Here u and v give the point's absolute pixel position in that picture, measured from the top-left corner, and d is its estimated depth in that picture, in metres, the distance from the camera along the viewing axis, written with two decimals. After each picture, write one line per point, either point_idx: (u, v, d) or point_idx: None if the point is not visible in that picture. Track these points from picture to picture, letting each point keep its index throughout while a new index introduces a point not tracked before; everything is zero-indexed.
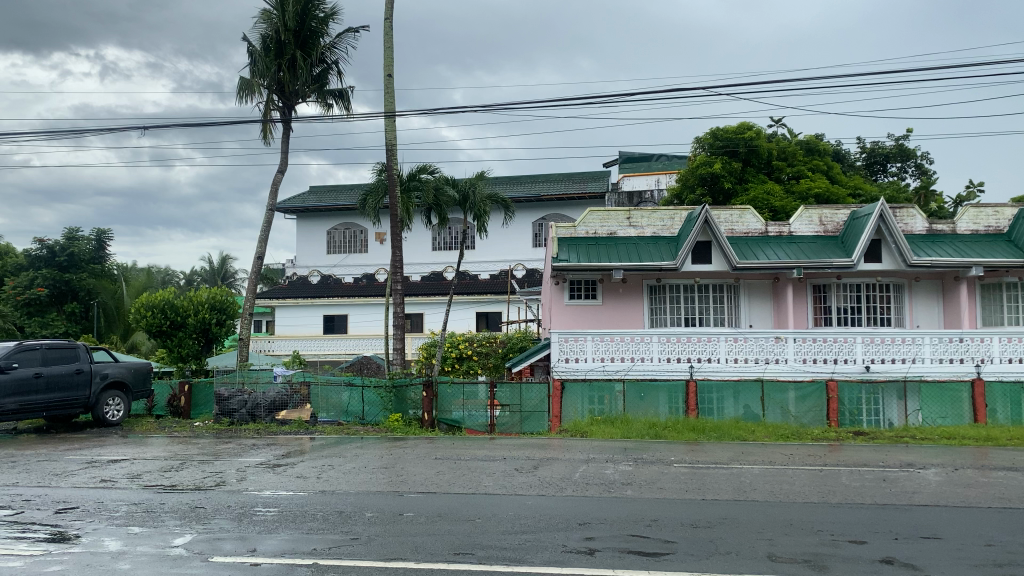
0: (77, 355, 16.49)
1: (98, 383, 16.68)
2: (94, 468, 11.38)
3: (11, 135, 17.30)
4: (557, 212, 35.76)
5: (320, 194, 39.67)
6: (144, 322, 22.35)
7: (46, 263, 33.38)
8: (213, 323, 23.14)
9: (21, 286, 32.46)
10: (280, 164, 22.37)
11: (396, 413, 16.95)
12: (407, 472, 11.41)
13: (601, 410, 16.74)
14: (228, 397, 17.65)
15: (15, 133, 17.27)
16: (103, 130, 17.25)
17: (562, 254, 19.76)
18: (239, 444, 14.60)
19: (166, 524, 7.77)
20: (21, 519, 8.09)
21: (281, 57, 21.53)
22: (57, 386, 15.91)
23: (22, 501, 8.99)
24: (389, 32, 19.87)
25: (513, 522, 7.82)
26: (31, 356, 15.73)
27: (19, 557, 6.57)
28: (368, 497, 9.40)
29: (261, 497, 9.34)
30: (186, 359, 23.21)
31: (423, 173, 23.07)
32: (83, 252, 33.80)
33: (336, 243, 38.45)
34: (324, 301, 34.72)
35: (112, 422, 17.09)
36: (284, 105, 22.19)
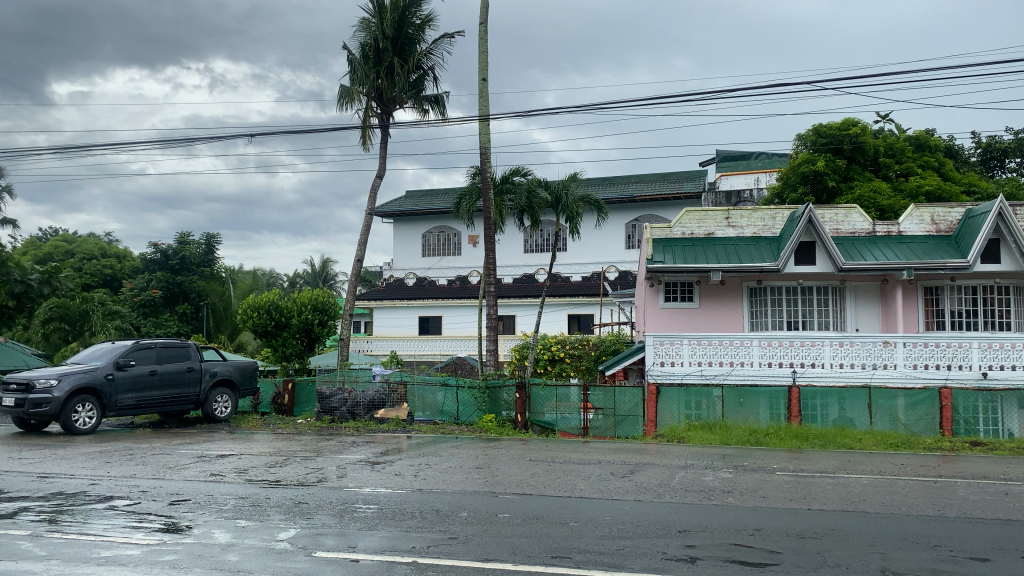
0: (189, 354, 17.26)
1: (208, 380, 17.42)
2: (203, 462, 11.86)
3: (128, 146, 18.27)
4: (651, 213, 35.28)
5: (415, 198, 40.32)
6: (251, 322, 23.30)
7: (161, 266, 35.23)
8: (315, 324, 23.78)
9: (138, 288, 34.38)
10: (378, 170, 22.81)
11: (489, 414, 17.08)
12: (503, 473, 11.41)
13: (698, 415, 16.40)
14: (329, 395, 18.10)
15: (129, 144, 18.22)
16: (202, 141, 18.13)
17: (657, 255, 19.39)
18: (340, 442, 14.97)
19: (273, 518, 7.98)
20: (137, 509, 8.48)
21: (380, 64, 21.99)
22: (170, 384, 16.69)
23: (139, 492, 9.43)
24: (484, 36, 20.04)
25: (611, 528, 7.70)
26: (146, 355, 16.51)
27: (138, 546, 6.88)
28: (464, 497, 9.45)
29: (361, 495, 9.51)
30: (289, 358, 23.96)
31: (516, 175, 23.12)
32: (193, 255, 35.52)
33: (432, 246, 38.99)
34: (419, 303, 35.32)
35: (221, 418, 17.76)
36: (382, 112, 22.61)
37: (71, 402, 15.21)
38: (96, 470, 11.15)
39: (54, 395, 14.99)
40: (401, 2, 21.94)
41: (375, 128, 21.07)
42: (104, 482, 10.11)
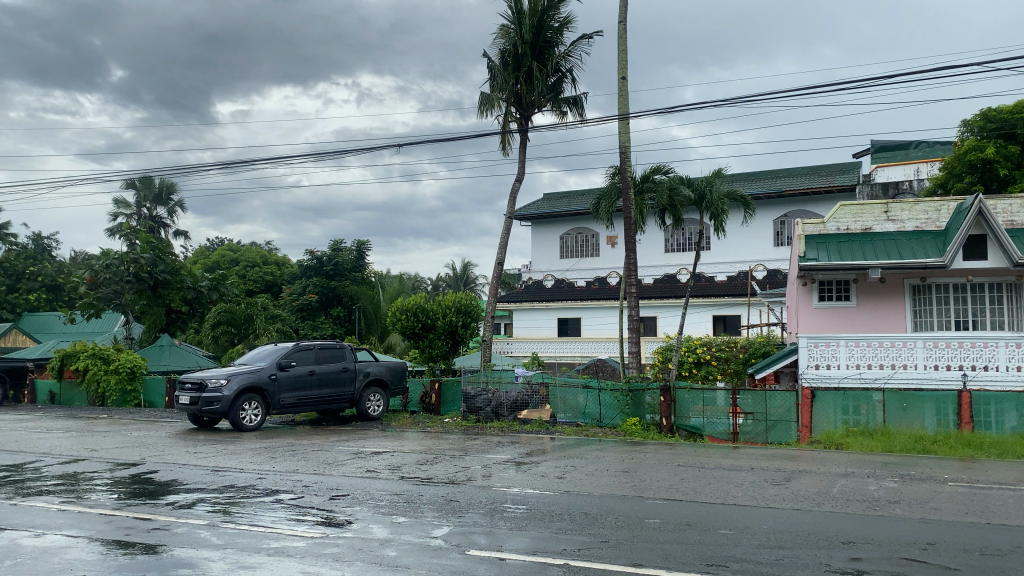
0: (343, 354, 18.04)
1: (362, 380, 18.14)
2: (358, 459, 12.35)
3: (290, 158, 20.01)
4: (800, 209, 33.80)
5: (554, 200, 40.47)
6: (399, 324, 24.13)
7: (316, 272, 37.13)
8: (459, 326, 24.29)
9: (296, 292, 36.70)
10: (518, 174, 23.06)
11: (633, 418, 16.89)
12: (650, 477, 11.22)
13: (857, 421, 15.50)
14: (474, 395, 18.45)
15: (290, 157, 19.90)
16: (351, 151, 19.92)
17: (810, 252, 18.54)
18: (486, 442, 15.19)
19: (426, 516, 8.18)
20: (301, 503, 8.92)
21: (519, 70, 22.23)
22: (327, 383, 17.51)
23: (302, 487, 9.93)
24: (623, 34, 19.85)
25: (767, 536, 7.40)
26: (305, 355, 17.40)
27: (303, 538, 7.24)
28: (613, 501, 9.35)
29: (510, 494, 9.61)
30: (436, 360, 24.58)
31: (657, 173, 22.78)
32: (346, 261, 37.16)
33: (570, 248, 38.99)
34: (559, 305, 35.39)
35: (374, 417, 18.43)
36: (521, 116, 22.81)
37: (239, 400, 16.24)
38: (262, 465, 11.84)
39: (224, 393, 16.06)
40: (539, 6, 22.08)
41: (514, 133, 21.31)
42: (270, 476, 10.73)
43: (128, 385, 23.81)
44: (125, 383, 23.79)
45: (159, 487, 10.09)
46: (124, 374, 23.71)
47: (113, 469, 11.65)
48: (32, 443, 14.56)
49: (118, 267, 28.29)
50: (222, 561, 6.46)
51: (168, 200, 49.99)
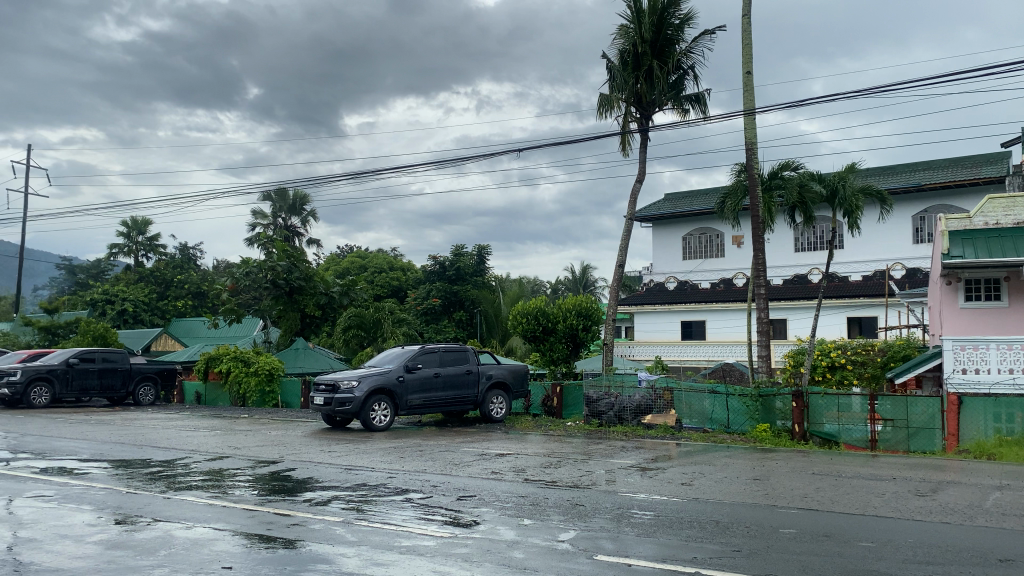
0: (467, 357, 18.35)
1: (485, 383, 18.37)
2: (484, 460, 12.51)
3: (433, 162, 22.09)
4: (942, 203, 31.75)
5: (676, 200, 39.75)
6: (520, 328, 24.34)
7: (438, 276, 37.98)
8: (580, 329, 24.13)
9: (421, 297, 37.56)
10: (638, 174, 22.79)
11: (763, 424, 16.30)
12: (783, 485, 10.80)
13: (1010, 429, 14.46)
14: (596, 399, 18.30)
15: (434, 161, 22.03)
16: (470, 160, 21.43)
17: (954, 250, 17.41)
18: (610, 446, 15.05)
19: (553, 519, 8.18)
20: (430, 503, 9.11)
21: (639, 69, 21.98)
22: (452, 385, 17.85)
23: (431, 487, 10.14)
24: (747, 28, 19.27)
25: (913, 550, 6.97)
26: (431, 358, 17.80)
27: (433, 537, 7.38)
28: (743, 509, 9.06)
29: (636, 500, 9.47)
30: (557, 363, 24.62)
31: (785, 170, 21.97)
32: (467, 266, 37.81)
33: (693, 248, 38.22)
34: (682, 307, 34.70)
35: (497, 419, 18.61)
36: (641, 116, 22.54)
37: (370, 401, 16.77)
38: (392, 464, 12.17)
39: (355, 394, 16.62)
40: (659, 4, 21.76)
41: (635, 132, 21.05)
42: (399, 475, 11.02)
43: (267, 386, 25.08)
44: (264, 385, 25.07)
45: (296, 484, 10.54)
46: (262, 376, 24.99)
47: (255, 466, 12.28)
48: (182, 440, 15.54)
49: (257, 274, 29.92)
50: (357, 557, 6.67)
51: (300, 210, 52.32)
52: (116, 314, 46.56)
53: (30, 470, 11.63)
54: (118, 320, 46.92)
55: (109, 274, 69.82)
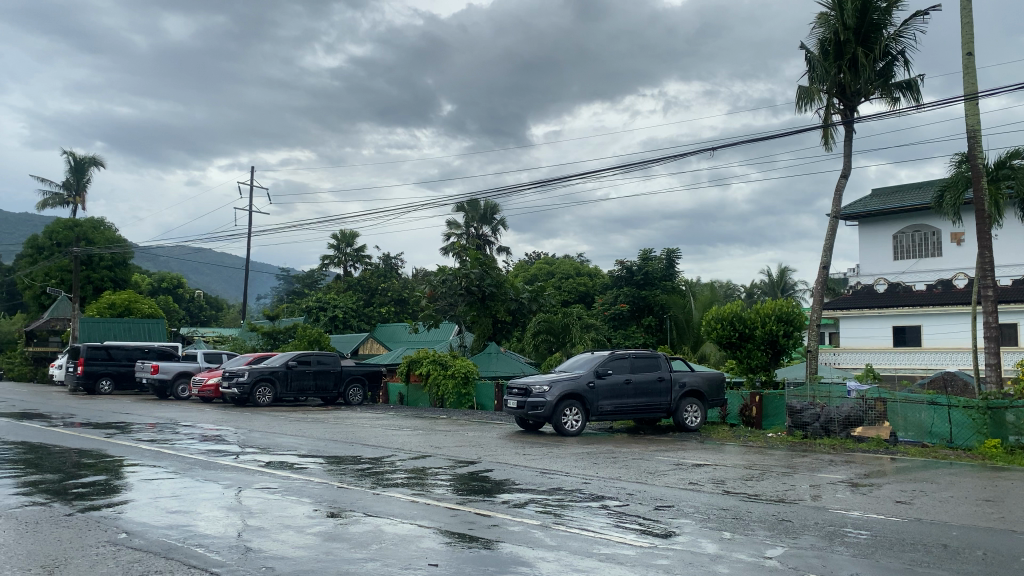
0: (659, 364, 18.02)
1: (678, 391, 17.95)
2: (680, 470, 12.19)
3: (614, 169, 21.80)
4: None
5: (884, 196, 37.06)
6: (715, 334, 23.62)
7: (628, 282, 37.75)
8: (780, 335, 22.99)
9: (609, 302, 37.35)
10: (843, 169, 21.41)
11: (993, 439, 14.80)
12: (1020, 509, 9.68)
13: None
14: (800, 410, 17.35)
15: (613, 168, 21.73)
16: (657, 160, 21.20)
17: None
18: (816, 460, 14.20)
19: (758, 534, 7.80)
20: (628, 511, 8.98)
21: (841, 58, 20.69)
22: (644, 392, 17.59)
23: (627, 495, 10.01)
24: (967, 5, 17.59)
25: None
26: (621, 364, 17.64)
27: (632, 547, 7.25)
28: (976, 533, 8.19)
29: (849, 518, 8.84)
30: (755, 370, 23.65)
31: (1014, 159, 19.83)
32: (656, 270, 37.30)
33: (904, 247, 35.51)
34: (893, 312, 32.20)
35: (692, 428, 18.11)
36: (845, 108, 21.19)
37: (561, 406, 16.86)
38: (588, 470, 12.14)
39: (547, 399, 16.77)
40: None
41: (838, 125, 19.77)
42: (594, 481, 10.97)
43: (463, 388, 25.95)
44: (460, 387, 25.97)
45: (494, 485, 10.76)
46: (458, 379, 25.87)
47: (454, 466, 12.70)
48: (387, 439, 16.38)
49: (452, 282, 31.10)
50: (556, 562, 6.67)
51: (492, 219, 53.86)
52: (327, 320, 50.07)
53: (256, 463, 12.70)
54: (329, 326, 50.43)
55: (321, 283, 75.30)
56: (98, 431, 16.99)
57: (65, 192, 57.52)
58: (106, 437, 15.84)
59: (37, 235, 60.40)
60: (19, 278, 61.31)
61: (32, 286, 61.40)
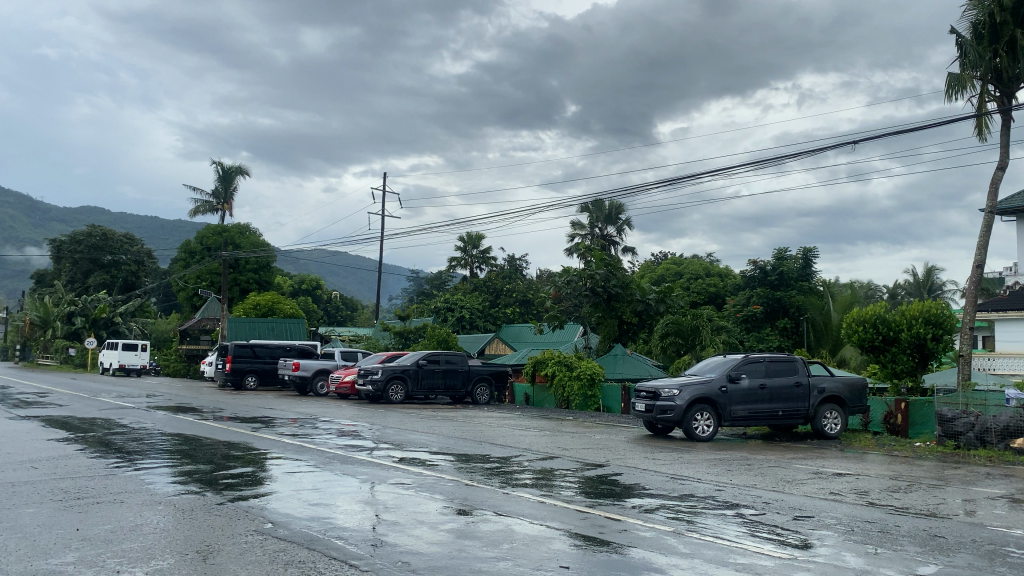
0: (796, 368, 17.33)
1: (816, 396, 17.20)
2: (819, 479, 11.65)
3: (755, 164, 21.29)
4: None
5: None
6: (856, 337, 22.50)
7: (760, 282, 36.60)
8: (928, 339, 21.63)
9: (741, 304, 36.31)
10: (999, 160, 19.92)
11: None
12: None
13: None
14: (952, 418, 16.28)
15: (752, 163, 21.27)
16: (792, 156, 20.45)
17: None
18: (970, 472, 13.26)
19: (908, 550, 7.34)
20: (764, 520, 8.66)
21: (997, 41, 19.28)
22: (779, 397, 16.97)
23: (763, 503, 9.67)
24: None
25: None
26: (755, 368, 17.06)
27: (770, 557, 6.98)
28: None
29: (1011, 537, 8.18)
30: (900, 376, 22.37)
31: None
32: (792, 270, 35.93)
33: None
34: None
35: (831, 435, 17.33)
36: (1001, 95, 19.71)
37: (692, 410, 16.47)
38: (720, 476, 11.80)
39: (677, 402, 16.42)
40: None
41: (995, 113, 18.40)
42: (728, 489, 10.64)
43: (589, 391, 25.81)
44: (586, 389, 25.84)
45: (623, 489, 10.64)
46: (585, 380, 25.77)
47: (582, 468, 12.64)
48: (515, 439, 16.51)
49: (577, 282, 31.04)
50: (689, 570, 6.51)
51: (617, 219, 53.42)
52: (454, 321, 51.07)
53: (390, 459, 13.08)
54: (457, 326, 51.43)
55: (449, 284, 76.97)
56: (244, 425, 17.99)
57: (214, 200, 61.31)
58: (253, 430, 16.74)
59: (190, 240, 64.69)
60: (174, 280, 65.86)
61: (186, 288, 65.81)
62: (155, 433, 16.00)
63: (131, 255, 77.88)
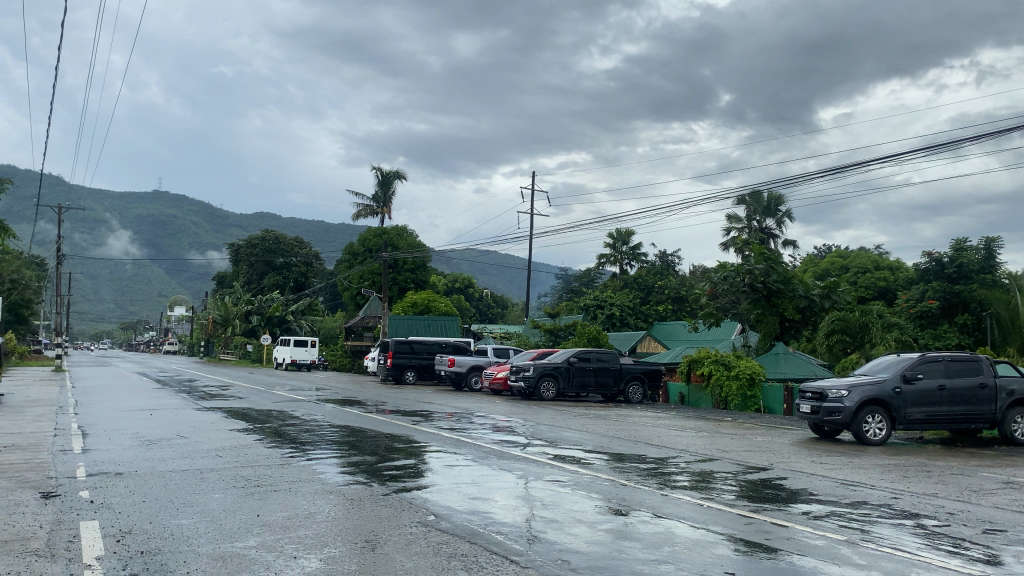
0: (981, 368, 16.01)
1: (1004, 399, 15.82)
2: (1012, 490, 10.64)
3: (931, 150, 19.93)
4: None
5: None
6: None
7: (936, 276, 34.15)
8: None
9: (915, 299, 34.04)
10: None
11: None
12: None
13: None
14: None
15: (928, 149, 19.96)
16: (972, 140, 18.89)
17: None
18: None
19: None
20: (949, 532, 8.01)
21: None
22: (962, 400, 15.73)
23: (947, 514, 8.95)
24: None
25: None
26: (934, 368, 15.90)
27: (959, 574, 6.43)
28: None
29: None
30: None
31: None
32: (973, 262, 33.23)
33: None
34: None
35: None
36: None
37: (862, 412, 15.51)
38: (896, 484, 11.04)
39: (846, 404, 15.52)
40: None
41: None
42: (906, 497, 9.93)
43: (749, 391, 24.96)
44: (745, 389, 24.98)
45: (788, 495, 10.14)
46: (744, 380, 24.90)
47: (743, 471, 12.18)
48: (672, 439, 16.16)
49: (735, 279, 30.03)
50: None
51: (776, 212, 51.34)
52: (605, 318, 50.83)
53: (545, 456, 13.13)
54: (608, 323, 51.16)
55: (599, 281, 76.86)
56: (405, 418, 18.66)
57: (374, 204, 64.06)
58: (413, 424, 17.32)
59: (352, 242, 67.98)
60: (339, 281, 69.46)
61: (349, 287, 69.22)
62: (325, 424, 16.89)
63: (300, 257, 82.83)
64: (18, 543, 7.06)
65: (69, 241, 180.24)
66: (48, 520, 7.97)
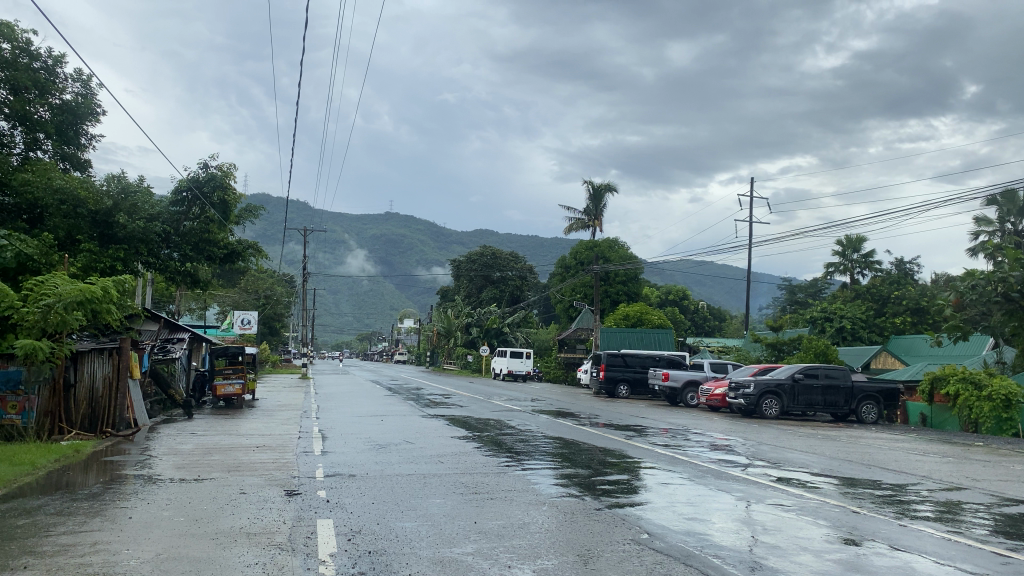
0: None
1: None
2: None
3: None
4: None
5: None
6: None
7: None
8: None
9: None
10: None
11: None
12: None
13: None
14: None
15: None
16: None
17: None
18: None
19: None
20: None
21: None
22: None
23: None
24: None
25: None
26: None
27: None
28: None
29: None
30: None
31: None
32: None
33: None
34: None
35: None
36: None
37: None
38: None
39: None
40: None
41: None
42: None
43: (1003, 413, 22.26)
44: (999, 410, 22.32)
45: None
46: (997, 401, 22.33)
47: (998, 504, 10.83)
48: (912, 465, 14.74)
49: (985, 288, 26.97)
50: None
51: None
52: (834, 332, 47.72)
53: (767, 478, 12.44)
54: (837, 337, 48.03)
55: (825, 291, 72.64)
56: (619, 432, 18.52)
57: (586, 217, 64.71)
58: (626, 439, 17.17)
59: (566, 256, 69.11)
60: (554, 294, 70.81)
61: (563, 300, 70.23)
62: (540, 435, 17.16)
63: (516, 271, 85.35)
64: (264, 536, 7.74)
65: (314, 260, 198.39)
66: (290, 516, 8.70)
